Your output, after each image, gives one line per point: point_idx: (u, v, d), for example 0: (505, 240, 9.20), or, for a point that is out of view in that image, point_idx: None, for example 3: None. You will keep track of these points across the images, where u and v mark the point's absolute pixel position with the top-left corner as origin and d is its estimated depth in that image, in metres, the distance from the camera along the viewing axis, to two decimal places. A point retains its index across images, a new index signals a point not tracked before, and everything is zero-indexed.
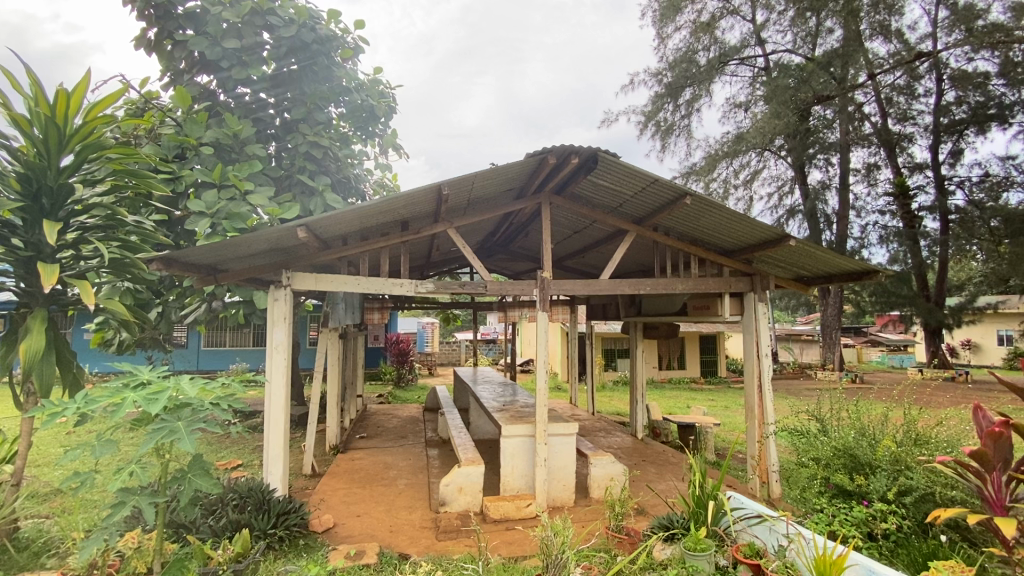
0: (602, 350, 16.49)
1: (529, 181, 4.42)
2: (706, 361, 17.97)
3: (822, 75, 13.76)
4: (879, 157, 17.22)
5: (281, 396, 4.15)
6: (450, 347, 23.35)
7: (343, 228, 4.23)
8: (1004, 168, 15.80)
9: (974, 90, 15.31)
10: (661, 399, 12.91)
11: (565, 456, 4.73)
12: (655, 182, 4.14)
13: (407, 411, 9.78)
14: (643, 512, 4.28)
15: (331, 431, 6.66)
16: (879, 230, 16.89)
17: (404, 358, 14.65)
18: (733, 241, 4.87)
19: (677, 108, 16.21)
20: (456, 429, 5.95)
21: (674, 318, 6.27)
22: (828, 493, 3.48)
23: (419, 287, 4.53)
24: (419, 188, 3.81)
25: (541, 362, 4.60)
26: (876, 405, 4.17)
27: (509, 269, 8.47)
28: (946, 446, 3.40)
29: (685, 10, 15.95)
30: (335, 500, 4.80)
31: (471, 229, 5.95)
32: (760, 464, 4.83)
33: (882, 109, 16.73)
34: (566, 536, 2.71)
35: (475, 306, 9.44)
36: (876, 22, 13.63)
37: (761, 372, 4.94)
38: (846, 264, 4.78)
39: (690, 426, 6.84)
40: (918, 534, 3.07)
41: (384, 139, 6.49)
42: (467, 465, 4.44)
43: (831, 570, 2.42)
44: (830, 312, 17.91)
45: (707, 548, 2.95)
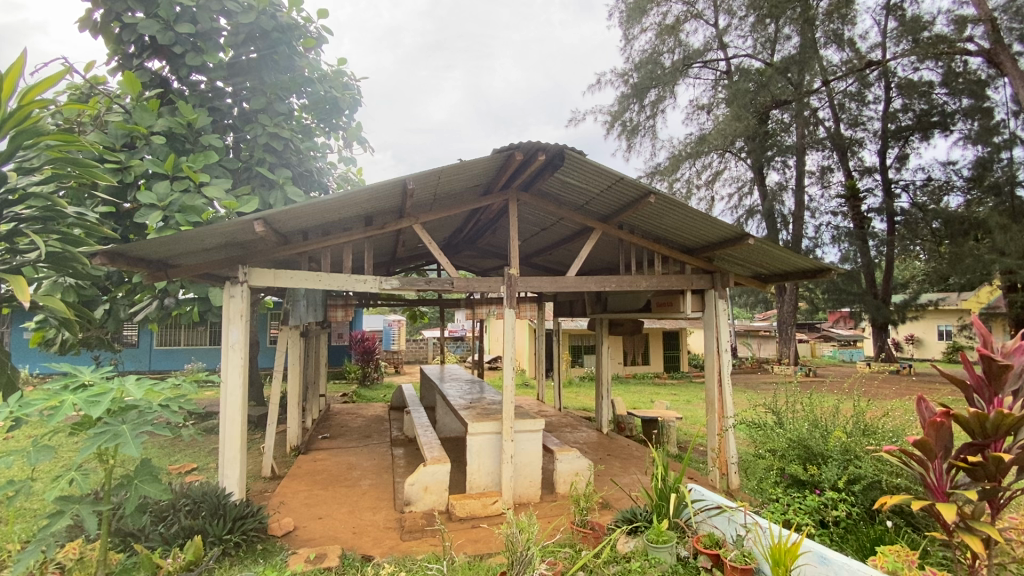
0: (569, 346, 16.68)
1: (497, 177, 4.36)
2: (670, 357, 18.41)
3: (780, 80, 14.24)
4: (832, 160, 17.98)
5: (236, 396, 3.98)
6: (417, 344, 23.12)
7: (302, 222, 4.07)
8: (945, 172, 16.77)
9: (920, 98, 16.20)
10: (625, 394, 13.14)
11: (530, 453, 4.73)
12: (621, 180, 4.18)
13: (372, 410, 9.59)
14: (607, 506, 4.34)
15: (292, 431, 6.47)
16: (832, 230, 17.66)
17: (369, 356, 14.32)
18: (695, 239, 4.97)
19: (642, 109, 16.52)
20: (422, 428, 5.86)
21: (639, 315, 6.36)
22: (782, 483, 3.59)
23: (384, 283, 4.43)
24: (384, 182, 3.72)
25: (509, 358, 4.58)
26: (828, 398, 4.35)
27: (477, 266, 8.41)
28: (892, 435, 3.57)
29: (650, 12, 16.23)
30: (296, 503, 4.66)
31: (438, 225, 5.87)
32: (719, 456, 4.96)
33: (835, 114, 17.50)
34: (531, 533, 2.72)
35: (441, 304, 9.33)
36: (830, 31, 14.20)
37: (720, 367, 5.08)
38: (801, 262, 4.95)
39: (653, 420, 6.99)
40: (865, 521, 3.22)
41: (348, 131, 6.30)
42: (433, 463, 4.39)
43: (786, 558, 2.50)
44: (786, 309, 18.61)
45: (669, 540, 3.01)
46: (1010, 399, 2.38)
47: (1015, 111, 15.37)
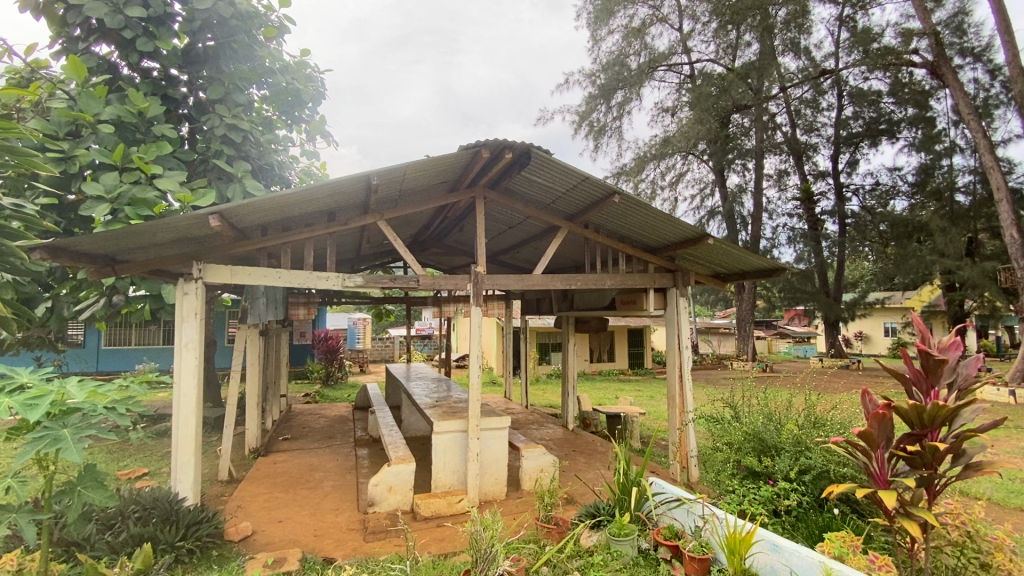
0: (536, 344, 16.79)
1: (463, 174, 4.35)
2: (634, 353, 18.79)
3: (740, 85, 14.69)
4: (789, 164, 18.67)
5: (190, 397, 3.83)
6: (382, 343, 22.78)
7: (261, 217, 3.94)
8: (891, 177, 17.70)
9: (869, 106, 16.93)
10: (591, 391, 13.31)
11: (496, 451, 4.74)
12: (586, 180, 4.23)
13: (335, 410, 9.40)
14: (572, 501, 4.39)
15: (251, 433, 6.26)
16: (788, 231, 18.35)
17: (332, 355, 14.03)
18: (658, 238, 5.07)
19: (609, 109, 16.77)
20: (386, 427, 5.78)
21: (604, 312, 6.46)
22: (738, 474, 3.72)
23: (347, 281, 4.34)
24: (347, 176, 3.65)
25: (475, 356, 4.57)
26: (781, 392, 4.54)
27: (444, 264, 8.36)
28: (839, 427, 3.74)
29: (617, 14, 16.46)
30: (254, 507, 4.52)
31: (404, 222, 5.79)
32: (680, 450, 5.10)
33: (791, 119, 18.17)
34: (494, 530, 2.73)
35: (407, 301, 9.22)
36: (787, 39, 14.74)
37: (681, 363, 5.20)
38: (757, 262, 5.13)
39: (617, 416, 7.12)
40: (815, 509, 3.37)
41: (311, 124, 6.13)
42: (397, 463, 4.34)
43: (740, 547, 2.63)
44: (744, 307, 19.25)
45: (631, 533, 3.09)
46: (945, 391, 2.52)
47: (955, 121, 16.39)
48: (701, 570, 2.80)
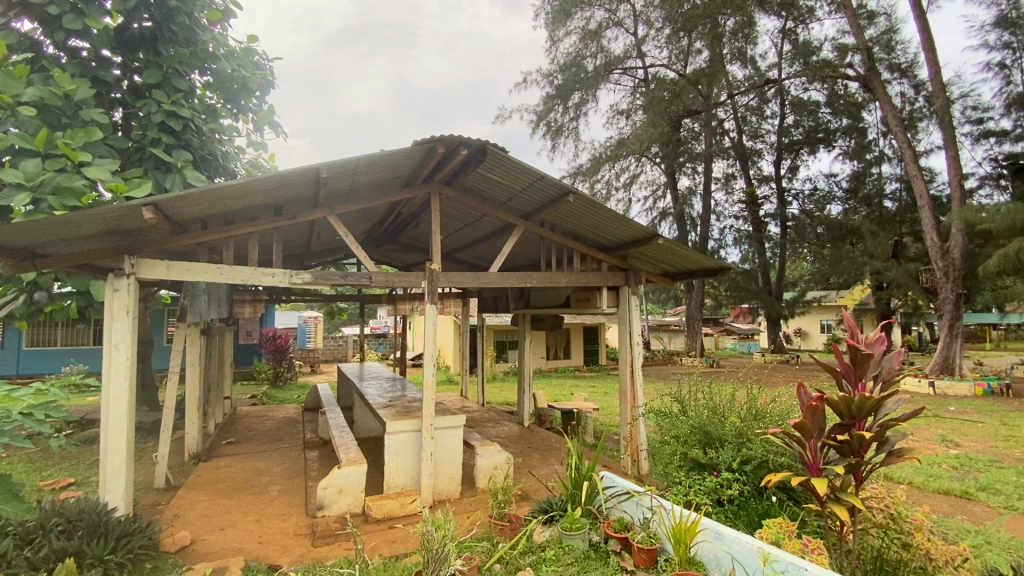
0: (493, 342, 16.81)
1: (417, 170, 4.28)
2: (589, 351, 19.15)
3: (692, 91, 15.23)
4: (735, 168, 19.50)
5: (122, 400, 3.58)
6: (335, 342, 22.19)
7: (201, 210, 3.73)
8: (828, 183, 18.81)
9: (808, 115, 17.93)
10: (547, 388, 13.47)
11: (450, 450, 4.70)
12: (542, 178, 4.26)
13: (283, 412, 9.06)
14: (526, 497, 4.41)
15: (191, 437, 5.93)
16: (734, 232, 19.21)
17: (282, 355, 13.65)
18: (612, 238, 5.16)
19: (566, 110, 16.97)
20: (337, 429, 5.62)
21: (560, 310, 6.53)
22: (685, 466, 3.84)
23: (294, 277, 4.17)
24: (294, 168, 3.50)
25: (430, 355, 4.51)
26: (725, 386, 4.73)
27: (399, 261, 8.23)
28: (778, 419, 3.94)
29: (575, 16, 16.67)
30: (194, 515, 4.28)
31: (357, 218, 5.64)
32: (631, 444, 5.22)
33: (738, 126, 18.99)
34: (446, 529, 2.70)
35: (361, 299, 8.99)
36: (735, 49, 15.39)
37: (633, 359, 5.32)
38: (705, 262, 5.31)
39: (571, 413, 7.23)
40: (755, 497, 3.52)
41: (258, 114, 5.90)
42: (348, 465, 4.23)
43: (685, 536, 2.75)
44: (694, 305, 19.99)
45: (581, 527, 3.15)
46: (871, 382, 2.69)
47: (884, 132, 17.61)
48: (650, 560, 2.88)
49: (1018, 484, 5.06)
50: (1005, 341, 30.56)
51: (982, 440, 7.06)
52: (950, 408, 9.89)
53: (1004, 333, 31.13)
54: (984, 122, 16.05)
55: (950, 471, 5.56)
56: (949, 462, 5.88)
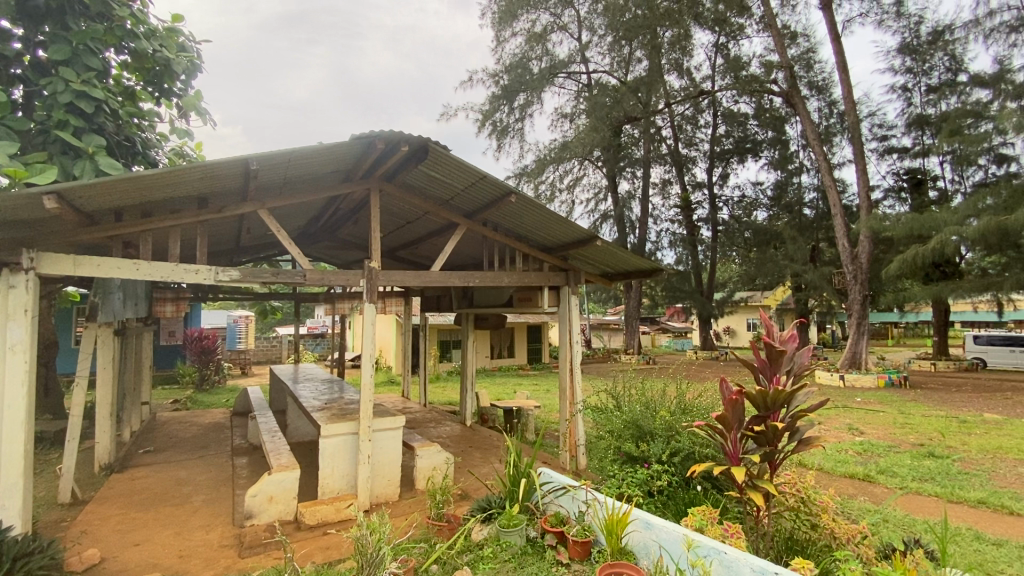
0: (437, 341, 16.66)
1: (355, 165, 4.16)
2: (533, 349, 19.39)
3: (632, 97, 15.74)
4: (671, 174, 20.36)
5: (18, 409, 3.23)
6: (269, 343, 21.17)
7: (114, 200, 3.45)
8: (755, 191, 20.06)
9: (738, 126, 19.06)
10: (490, 386, 13.51)
11: (388, 452, 4.60)
12: (483, 178, 4.27)
13: (209, 417, 8.54)
14: (465, 497, 4.40)
15: (102, 447, 5.45)
16: (670, 235, 20.11)
17: (208, 357, 12.78)
18: (552, 238, 5.25)
19: (511, 111, 17.10)
20: (268, 433, 5.36)
21: (502, 310, 6.57)
22: (619, 460, 3.97)
23: (221, 275, 3.93)
24: (220, 159, 3.30)
25: (368, 355, 4.40)
26: (658, 382, 4.92)
27: (338, 259, 7.97)
28: (703, 412, 4.14)
29: (520, 18, 16.87)
30: (104, 531, 3.94)
31: (290, 212, 5.40)
32: (569, 439, 5.35)
33: (674, 133, 19.87)
34: (382, 533, 2.65)
35: (296, 297, 8.62)
36: (672, 60, 16.12)
37: (572, 357, 5.45)
38: (641, 263, 5.51)
39: (513, 411, 7.29)
40: (682, 487, 3.69)
41: (183, 99, 5.51)
42: (278, 471, 4.03)
43: (617, 528, 2.85)
44: (632, 305, 20.71)
45: (519, 523, 3.19)
46: (785, 376, 2.89)
47: (803, 145, 19.03)
48: (584, 553, 2.97)
49: (911, 466, 5.63)
50: (903, 338, 33.89)
51: (882, 428, 7.80)
52: (857, 399, 10.86)
53: (902, 330, 34.52)
54: (888, 139, 17.70)
55: (854, 456, 6.10)
56: (855, 448, 6.45)
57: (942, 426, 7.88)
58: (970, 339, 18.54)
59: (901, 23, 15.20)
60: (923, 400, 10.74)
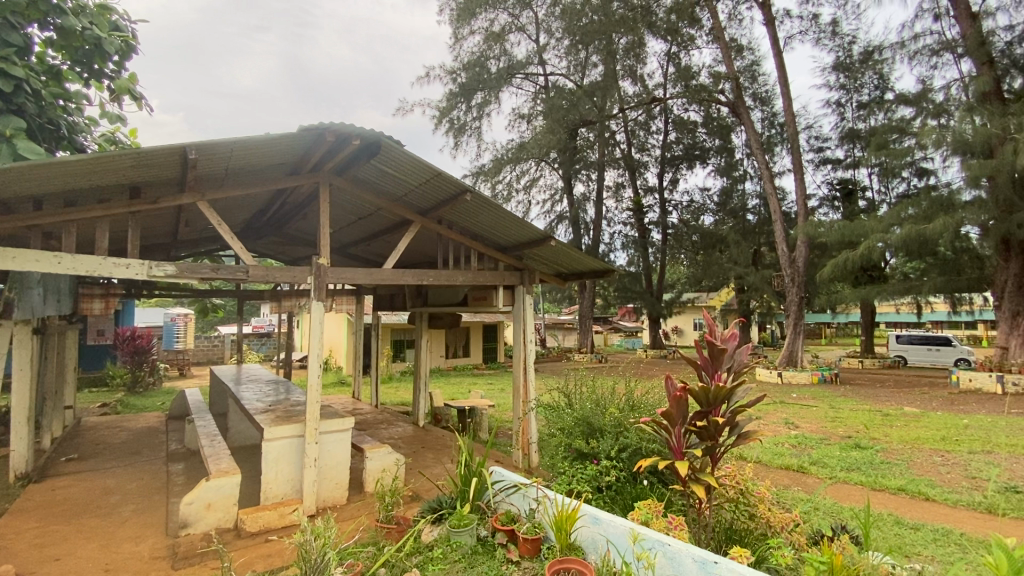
0: (391, 341, 16.37)
1: (304, 158, 4.02)
2: (488, 348, 19.39)
3: (588, 101, 16.04)
4: (624, 178, 20.86)
5: None
6: (210, 342, 20.11)
7: (33, 187, 3.18)
8: (702, 196, 20.86)
9: (687, 133, 19.77)
10: (444, 386, 13.42)
11: (336, 454, 4.47)
12: (438, 176, 4.22)
13: (142, 421, 8.02)
14: (415, 498, 4.35)
15: (18, 455, 5.00)
16: (622, 237, 20.62)
17: (142, 357, 12.00)
18: (507, 238, 5.26)
19: (468, 109, 17.01)
20: (207, 437, 5.09)
21: (456, 308, 6.53)
22: (570, 457, 4.03)
23: (155, 269, 3.70)
24: (155, 146, 3.10)
25: (315, 355, 4.26)
26: (609, 380, 5.02)
27: (285, 255, 7.68)
28: (650, 408, 4.26)
29: (479, 16, 16.83)
30: (20, 546, 3.62)
31: (233, 205, 5.16)
32: (522, 438, 5.38)
33: (628, 138, 20.38)
34: (327, 538, 2.57)
35: (239, 295, 8.25)
36: (626, 66, 16.53)
37: (526, 356, 5.48)
38: (593, 263, 5.62)
39: (466, 410, 7.25)
40: (630, 482, 3.78)
41: (116, 81, 5.14)
42: (217, 477, 3.84)
43: (565, 524, 2.89)
44: (586, 305, 21.08)
45: (469, 523, 3.17)
46: (725, 373, 3.01)
47: (748, 153, 19.98)
48: (534, 550, 2.99)
49: (840, 457, 6.02)
50: (834, 338, 36.16)
51: (815, 422, 8.30)
52: (793, 395, 11.52)
53: (834, 330, 36.83)
54: (823, 151, 18.87)
55: (790, 449, 6.47)
56: (790, 441, 6.83)
57: (868, 419, 8.48)
58: (893, 339, 20.02)
59: (836, 42, 16.21)
60: (852, 395, 11.51)
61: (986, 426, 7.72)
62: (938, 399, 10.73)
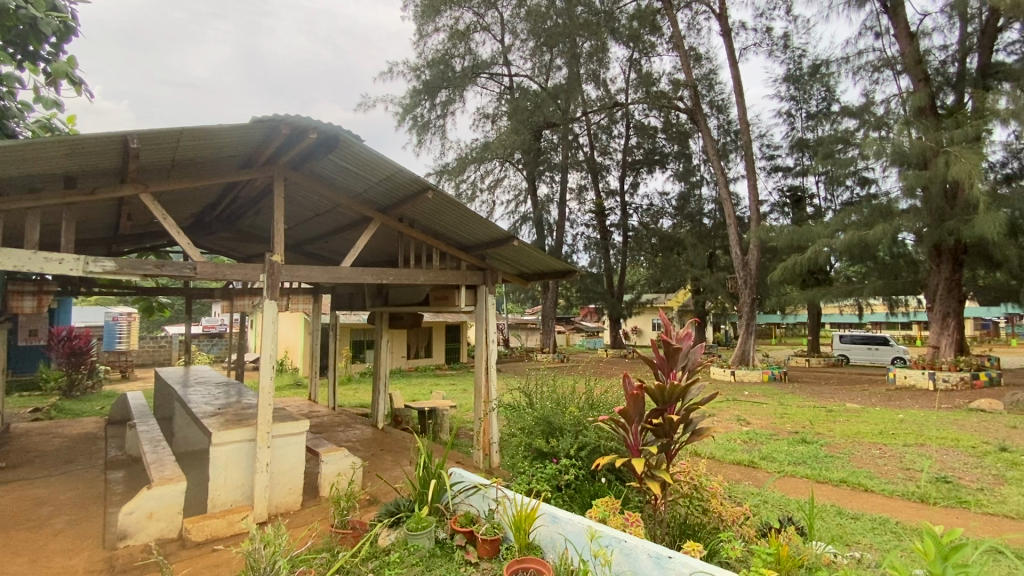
0: (350, 341, 16.01)
1: (257, 150, 3.86)
2: (450, 349, 19.26)
3: (552, 104, 16.18)
4: (587, 181, 21.14)
5: None
6: (155, 343, 19.10)
7: None
8: (662, 200, 21.39)
9: (648, 138, 20.23)
10: (405, 387, 13.22)
11: (290, 459, 4.32)
12: (398, 173, 4.15)
13: (78, 427, 7.52)
14: (372, 502, 4.26)
15: None
16: (585, 239, 20.91)
17: (79, 359, 11.28)
18: (470, 237, 5.23)
19: (432, 107, 16.82)
20: (150, 443, 4.83)
21: (417, 308, 6.44)
22: (529, 457, 4.03)
23: (92, 265, 3.47)
24: (93, 134, 2.91)
25: (268, 357, 4.09)
26: (569, 379, 5.06)
27: (237, 251, 7.37)
28: (609, 407, 4.33)
29: (443, 14, 16.69)
30: None
31: (180, 198, 4.90)
32: (483, 438, 5.35)
33: (590, 141, 20.66)
34: (278, 545, 2.48)
35: (188, 293, 7.87)
36: (589, 71, 16.77)
37: (488, 356, 5.46)
38: (555, 264, 5.65)
39: (427, 412, 7.16)
40: (588, 480, 3.81)
41: (53, 64, 4.80)
42: (160, 485, 3.64)
43: (524, 523, 2.89)
44: (549, 305, 21.26)
45: (427, 526, 3.13)
46: (680, 372, 3.08)
47: (705, 159, 20.63)
48: (492, 550, 2.99)
49: (787, 452, 6.29)
50: (783, 338, 37.81)
51: (765, 418, 8.65)
52: (745, 392, 11.97)
53: (783, 330, 38.51)
54: (774, 159, 19.70)
55: (741, 444, 6.71)
56: (742, 437, 7.09)
57: (813, 415, 8.91)
58: (837, 339, 21.11)
59: (787, 55, 16.94)
60: (800, 393, 12.06)
61: (918, 420, 8.24)
62: (876, 395, 11.39)
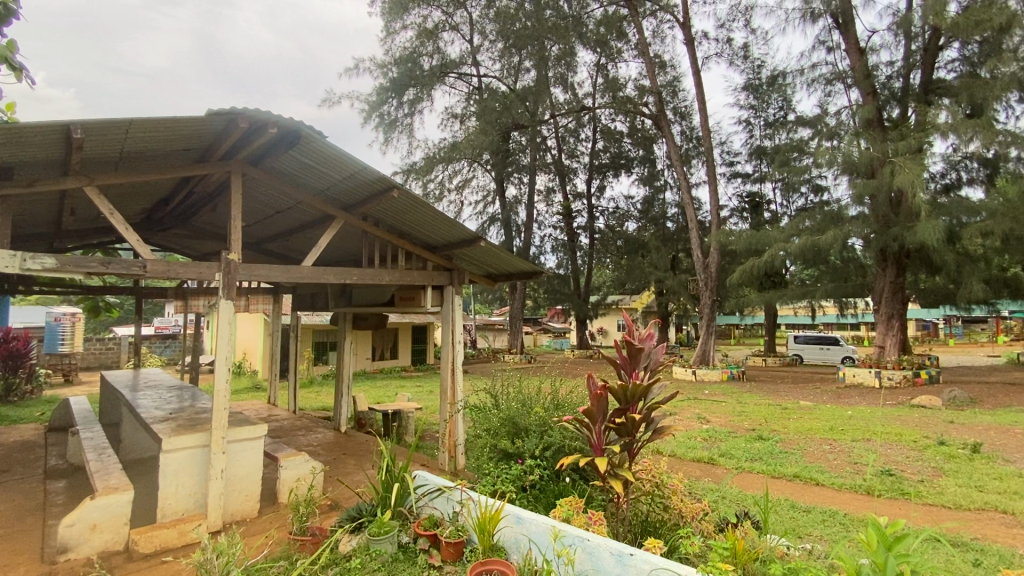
0: (312, 343, 15.61)
1: (213, 144, 3.71)
2: (417, 350, 19.05)
3: (520, 105, 16.22)
4: (555, 183, 21.30)
5: None
6: (102, 345, 18.10)
7: None
8: (627, 203, 21.77)
9: (614, 142, 20.56)
10: (369, 389, 12.98)
11: (246, 465, 4.17)
12: (362, 170, 4.07)
13: (14, 435, 7.04)
14: (333, 507, 4.16)
15: None
16: (552, 241, 21.06)
17: (16, 362, 10.54)
18: (436, 237, 5.17)
19: (400, 105, 16.61)
20: (94, 451, 4.57)
21: (382, 309, 6.33)
22: (495, 457, 4.03)
23: (29, 262, 3.26)
24: (32, 122, 2.73)
25: (223, 359, 3.93)
26: (534, 380, 5.07)
27: (192, 249, 7.07)
28: (573, 407, 4.37)
29: (412, 11, 16.51)
30: None
31: (129, 192, 4.66)
32: (448, 440, 5.30)
33: (558, 144, 20.84)
34: (231, 554, 2.39)
35: (138, 293, 7.49)
36: (557, 74, 16.92)
37: (454, 357, 5.41)
38: (522, 264, 5.65)
39: (391, 414, 7.04)
40: (553, 479, 3.83)
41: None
42: (105, 495, 3.45)
43: (488, 525, 2.88)
44: (516, 306, 21.33)
45: (390, 530, 3.09)
46: (642, 372, 3.14)
47: (668, 164, 21.13)
48: (456, 553, 2.97)
49: (744, 448, 6.50)
50: (741, 338, 39.11)
51: (724, 416, 8.91)
52: (706, 391, 12.32)
53: (741, 331, 39.81)
54: (734, 165, 20.36)
55: (701, 442, 6.90)
56: (702, 435, 7.29)
57: (769, 413, 9.24)
58: (792, 339, 21.97)
59: (747, 65, 17.53)
60: (757, 391, 12.51)
61: (865, 416, 8.67)
62: (827, 393, 11.92)
